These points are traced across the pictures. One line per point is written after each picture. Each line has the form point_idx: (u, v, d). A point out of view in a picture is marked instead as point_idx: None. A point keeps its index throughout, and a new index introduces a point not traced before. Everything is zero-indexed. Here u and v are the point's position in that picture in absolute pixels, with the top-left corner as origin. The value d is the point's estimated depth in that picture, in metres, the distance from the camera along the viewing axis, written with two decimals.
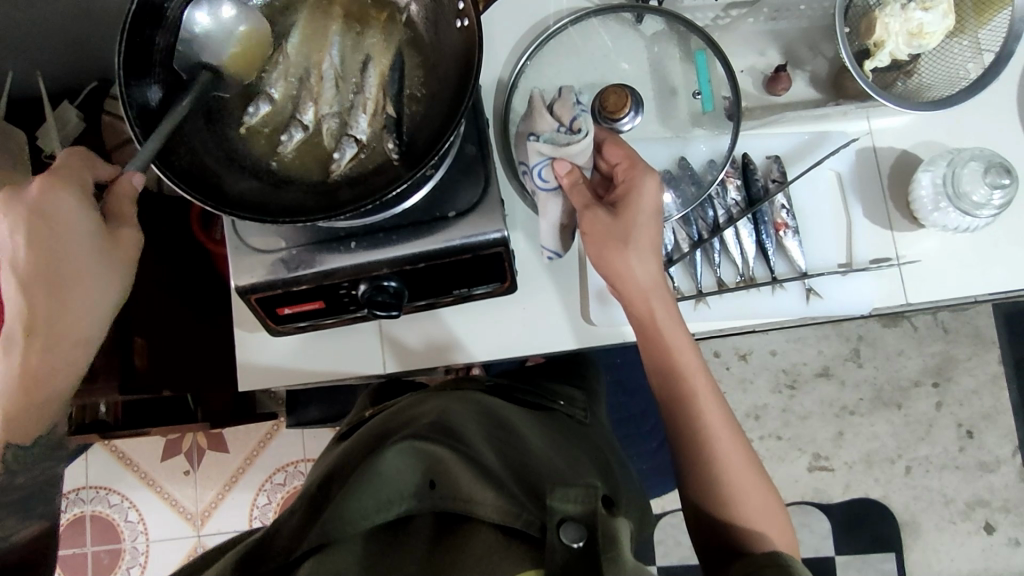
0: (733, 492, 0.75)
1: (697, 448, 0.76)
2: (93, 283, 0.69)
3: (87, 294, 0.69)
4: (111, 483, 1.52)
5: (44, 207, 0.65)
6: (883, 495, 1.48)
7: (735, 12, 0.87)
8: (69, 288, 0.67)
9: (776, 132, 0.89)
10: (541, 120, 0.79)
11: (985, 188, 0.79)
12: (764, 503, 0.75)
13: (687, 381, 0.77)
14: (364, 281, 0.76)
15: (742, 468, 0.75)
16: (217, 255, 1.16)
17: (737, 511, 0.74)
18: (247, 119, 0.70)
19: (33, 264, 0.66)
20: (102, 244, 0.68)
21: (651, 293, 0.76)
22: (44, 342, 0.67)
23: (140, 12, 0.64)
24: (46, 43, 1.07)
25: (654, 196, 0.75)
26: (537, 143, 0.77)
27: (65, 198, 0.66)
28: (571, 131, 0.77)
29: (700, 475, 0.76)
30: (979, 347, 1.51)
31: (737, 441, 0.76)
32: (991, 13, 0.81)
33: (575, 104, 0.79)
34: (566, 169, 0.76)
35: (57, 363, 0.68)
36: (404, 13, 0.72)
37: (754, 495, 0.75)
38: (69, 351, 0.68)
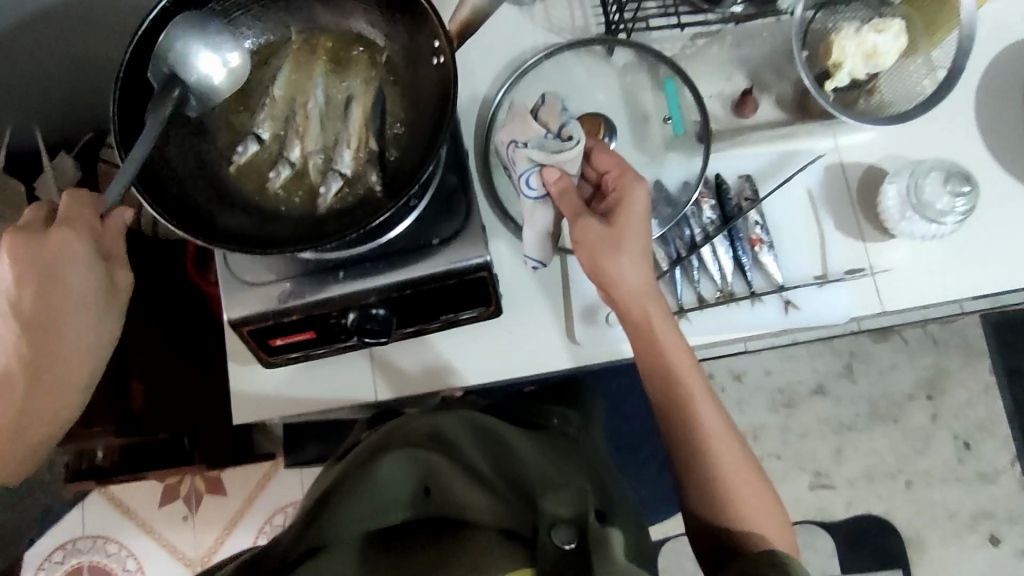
0: (731, 497, 0.75)
1: (691, 453, 0.77)
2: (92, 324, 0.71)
3: (76, 343, 0.70)
4: (110, 532, 1.51)
5: (53, 257, 0.66)
6: (886, 510, 1.48)
7: (701, 41, 0.94)
8: (58, 333, 0.69)
9: (744, 152, 0.92)
10: (529, 129, 0.80)
11: (947, 197, 0.82)
12: (761, 503, 0.76)
13: (682, 387, 0.77)
14: (353, 310, 0.78)
15: (738, 471, 0.76)
16: (212, 297, 1.19)
17: (737, 517, 0.75)
18: (237, 159, 0.73)
19: (37, 309, 0.68)
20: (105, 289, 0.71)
21: (644, 297, 0.76)
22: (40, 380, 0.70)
23: (134, 61, 0.67)
24: (46, 99, 1.12)
25: (645, 200, 0.76)
26: (527, 150, 0.78)
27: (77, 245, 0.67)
28: (560, 137, 0.79)
29: (697, 481, 0.76)
30: (970, 357, 1.53)
31: (732, 442, 0.77)
32: (943, 34, 0.86)
33: (561, 112, 0.81)
34: (555, 176, 0.78)
35: (53, 402, 0.72)
36: (383, 54, 0.75)
37: (750, 497, 0.76)
38: (53, 393, 0.71)
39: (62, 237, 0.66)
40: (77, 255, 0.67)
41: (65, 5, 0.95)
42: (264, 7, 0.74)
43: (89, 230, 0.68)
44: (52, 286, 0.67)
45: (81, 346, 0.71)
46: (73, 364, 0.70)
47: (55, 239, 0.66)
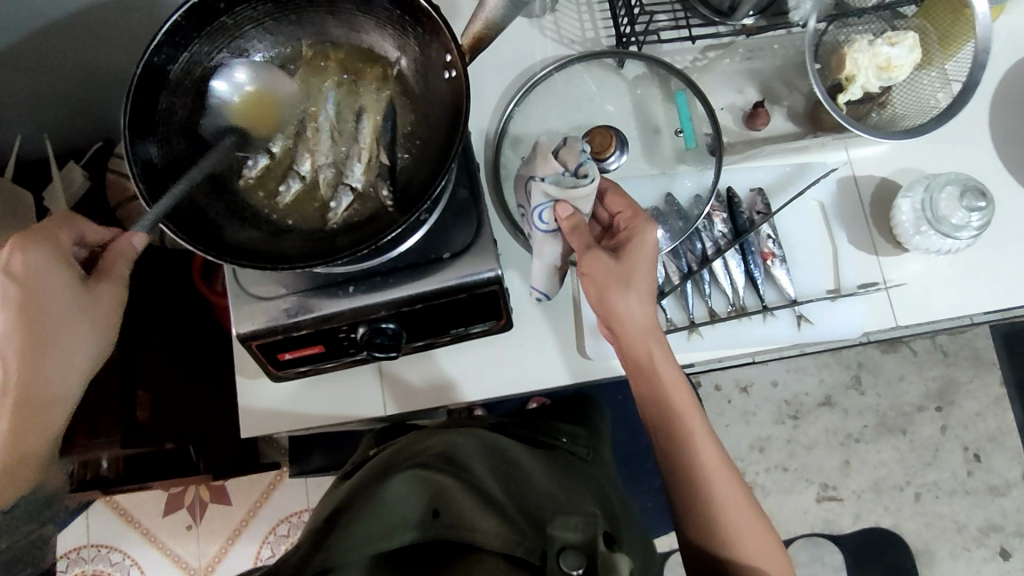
0: (732, 527, 0.74)
1: (694, 480, 0.76)
2: (72, 341, 0.70)
3: (66, 352, 0.70)
4: (112, 541, 1.50)
5: (22, 273, 0.67)
6: (895, 523, 1.46)
7: (712, 54, 0.93)
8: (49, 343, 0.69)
9: (756, 165, 0.91)
10: (547, 164, 0.76)
11: (963, 212, 0.81)
12: (764, 541, 0.75)
13: (684, 420, 0.77)
14: (362, 324, 0.77)
15: (741, 507, 0.75)
16: (218, 307, 1.18)
17: (739, 547, 0.74)
18: (247, 172, 0.73)
19: (12, 326, 0.68)
20: (80, 303, 0.69)
21: (647, 333, 0.77)
22: (19, 398, 0.69)
23: (145, 74, 0.66)
24: (56, 109, 1.12)
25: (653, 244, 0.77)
26: (541, 184, 0.75)
27: (40, 261, 0.67)
28: (576, 175, 0.75)
29: (700, 516, 0.75)
30: (979, 369, 1.51)
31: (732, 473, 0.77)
32: (957, 47, 0.85)
33: (582, 151, 0.77)
34: (568, 213, 0.75)
35: (40, 420, 0.71)
36: (395, 67, 0.74)
37: (753, 535, 0.75)
38: (46, 407, 0.71)
39: (26, 253, 0.67)
40: (44, 270, 0.68)
41: (74, 16, 0.95)
42: (277, 20, 0.72)
43: (53, 245, 0.69)
44: (23, 300, 0.67)
45: (60, 363, 0.71)
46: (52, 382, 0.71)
47: (20, 254, 0.67)
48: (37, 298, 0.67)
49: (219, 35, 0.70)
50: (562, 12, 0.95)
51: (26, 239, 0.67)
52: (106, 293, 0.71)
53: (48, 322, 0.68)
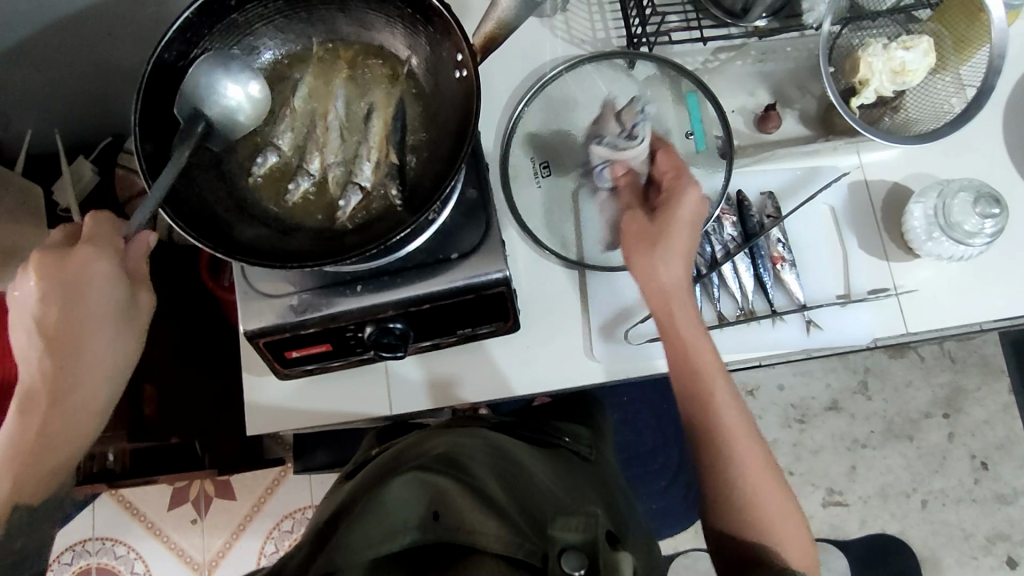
0: (758, 502, 0.73)
1: (720, 455, 0.75)
2: (114, 344, 0.69)
3: (106, 357, 0.69)
4: (118, 534, 1.51)
5: (81, 278, 0.65)
6: (900, 530, 1.45)
7: (723, 56, 0.92)
8: (89, 349, 0.68)
9: (768, 169, 0.91)
10: (608, 124, 0.88)
11: (976, 218, 0.80)
12: (784, 508, 0.74)
13: (709, 384, 0.75)
14: (369, 324, 0.77)
15: (762, 474, 0.74)
16: (226, 304, 1.19)
17: (767, 524, 0.73)
18: (256, 169, 0.73)
19: (61, 332, 0.66)
20: (126, 308, 0.69)
21: (674, 294, 0.76)
22: (63, 407, 0.67)
23: (156, 71, 0.66)
24: (67, 103, 1.13)
25: (695, 203, 0.75)
26: (597, 147, 0.86)
27: (103, 266, 0.66)
28: (629, 136, 0.85)
29: (720, 481, 0.75)
30: (988, 376, 1.50)
31: (759, 446, 0.75)
32: (971, 51, 0.85)
33: (638, 113, 0.87)
34: (622, 172, 0.85)
35: (73, 429, 0.68)
36: (405, 66, 0.74)
37: (773, 501, 0.74)
38: (79, 416, 0.69)
39: (90, 259, 0.65)
40: (103, 276, 0.66)
41: (86, 12, 0.95)
42: (287, 17, 0.72)
43: (112, 250, 0.67)
44: (78, 305, 0.66)
45: (104, 369, 0.69)
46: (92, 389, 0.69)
47: (83, 260, 0.65)
48: (90, 305, 0.66)
49: (230, 33, 0.70)
50: (573, 12, 0.95)
51: (88, 243, 0.66)
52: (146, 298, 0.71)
53: (98, 326, 0.68)
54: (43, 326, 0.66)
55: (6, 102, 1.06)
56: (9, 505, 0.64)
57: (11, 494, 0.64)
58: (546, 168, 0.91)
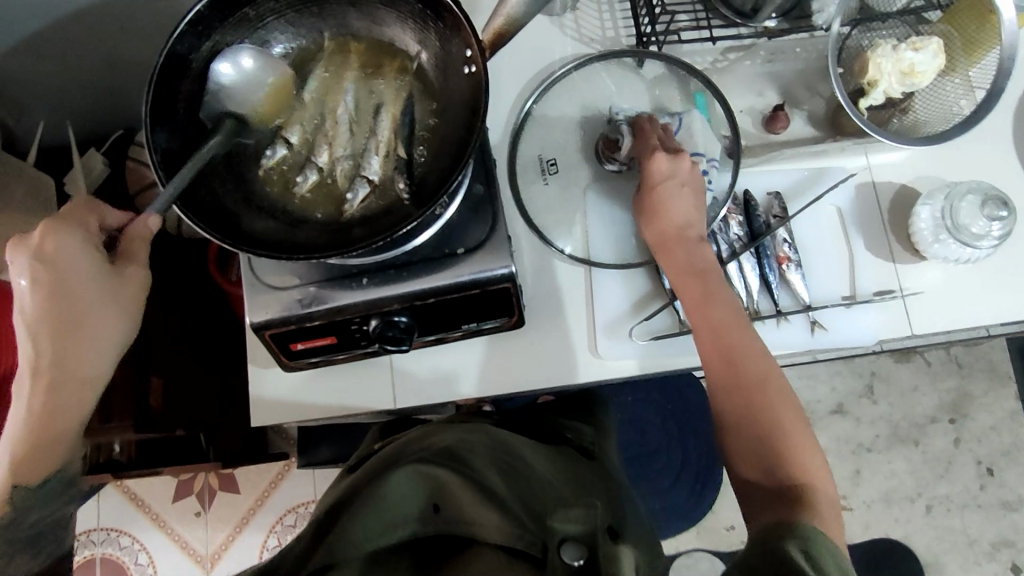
0: (782, 438, 0.69)
1: (738, 395, 0.72)
2: (99, 321, 0.70)
3: (93, 335, 0.70)
4: (122, 525, 1.52)
5: (51, 256, 0.67)
6: (905, 535, 1.44)
7: (732, 56, 0.92)
8: (78, 325, 0.69)
9: (775, 169, 0.91)
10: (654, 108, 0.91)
11: (983, 220, 0.80)
12: (807, 446, 0.69)
13: (723, 315, 0.75)
14: (375, 317, 0.78)
15: (782, 407, 0.71)
16: (233, 296, 1.19)
17: (794, 463, 0.68)
18: (265, 162, 0.73)
19: (43, 311, 0.67)
20: (105, 283, 0.69)
21: (684, 232, 0.80)
22: (51, 383, 0.69)
23: (168, 64, 0.67)
24: (80, 95, 1.14)
25: (663, 161, 0.80)
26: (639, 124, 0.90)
27: (71, 242, 0.67)
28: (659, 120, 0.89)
29: (738, 413, 0.71)
30: (995, 382, 1.49)
31: (779, 383, 0.72)
32: (981, 53, 0.84)
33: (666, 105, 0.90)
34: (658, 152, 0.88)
35: (69, 405, 0.70)
36: (415, 61, 0.75)
37: (795, 438, 0.69)
38: (75, 393, 0.70)
39: (54, 235, 0.67)
40: (74, 251, 0.68)
41: (100, 4, 0.96)
42: (298, 11, 0.73)
43: (81, 229, 0.69)
44: (52, 281, 0.67)
45: (92, 346, 0.70)
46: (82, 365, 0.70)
47: (50, 239, 0.67)
48: (65, 281, 0.67)
49: (242, 27, 0.71)
50: (582, 10, 0.95)
51: (55, 223, 0.67)
52: (131, 274, 0.71)
53: (78, 304, 0.68)
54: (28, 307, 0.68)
55: (20, 93, 1.07)
56: (8, 479, 0.67)
57: (11, 468, 0.67)
58: (552, 165, 0.91)
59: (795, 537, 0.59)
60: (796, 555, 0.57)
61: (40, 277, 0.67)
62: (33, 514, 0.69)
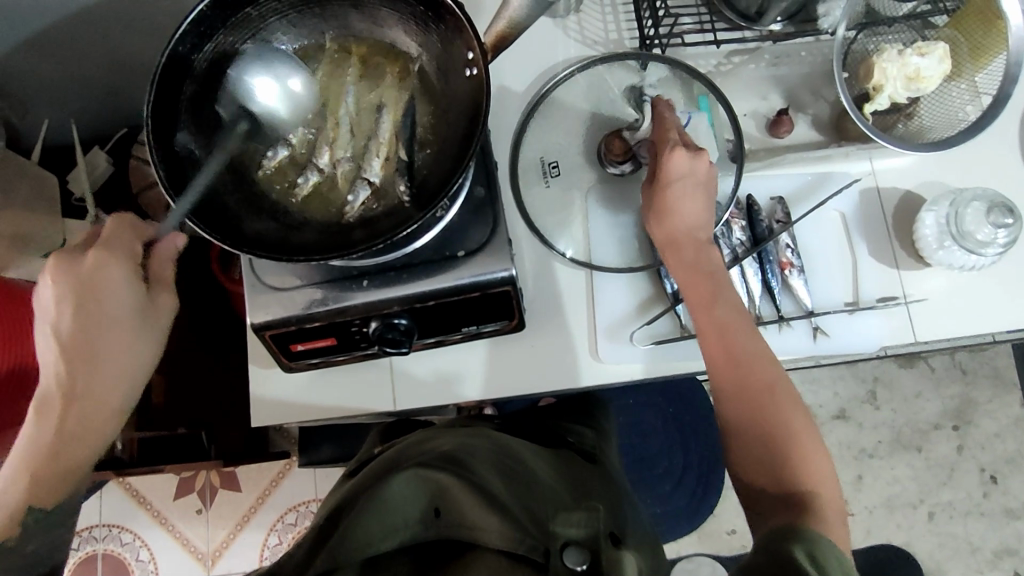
0: (786, 441, 0.68)
1: (744, 399, 0.70)
2: (134, 348, 0.69)
3: (125, 362, 0.69)
4: (124, 521, 1.52)
5: (98, 279, 0.66)
6: (907, 542, 1.44)
7: (736, 59, 0.92)
8: (111, 350, 0.67)
9: (778, 173, 0.90)
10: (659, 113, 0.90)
11: (989, 228, 0.80)
12: (812, 448, 0.68)
13: (725, 315, 0.74)
14: (375, 319, 0.77)
15: (788, 409, 0.69)
16: (234, 296, 1.19)
17: (801, 465, 0.67)
18: (267, 163, 0.73)
19: (80, 333, 0.66)
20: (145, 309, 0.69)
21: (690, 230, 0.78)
22: (80, 408, 0.66)
23: (170, 64, 0.67)
24: (84, 93, 1.14)
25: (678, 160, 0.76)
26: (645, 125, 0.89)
27: (120, 266, 0.67)
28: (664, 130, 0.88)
29: (743, 413, 0.70)
30: (1000, 389, 1.48)
31: (786, 385, 0.70)
32: (988, 59, 0.84)
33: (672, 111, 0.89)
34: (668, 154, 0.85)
35: (90, 433, 0.67)
36: (416, 63, 0.75)
37: (800, 439, 0.68)
38: (100, 419, 0.68)
39: (106, 258, 0.66)
40: (122, 276, 0.67)
41: (104, 2, 0.96)
42: (301, 12, 0.72)
43: (129, 253, 0.68)
44: (94, 304, 0.66)
45: (123, 372, 0.69)
46: (109, 391, 0.68)
47: (100, 261, 0.66)
48: (107, 305, 0.66)
49: (244, 27, 0.71)
50: (586, 13, 0.95)
51: (106, 246, 0.66)
52: (166, 302, 0.71)
53: (116, 329, 0.67)
54: (63, 328, 0.66)
55: (23, 92, 1.07)
56: (24, 502, 0.63)
57: (27, 491, 0.64)
58: (554, 168, 0.91)
59: (800, 540, 0.59)
60: (801, 558, 0.57)
61: (83, 299, 0.65)
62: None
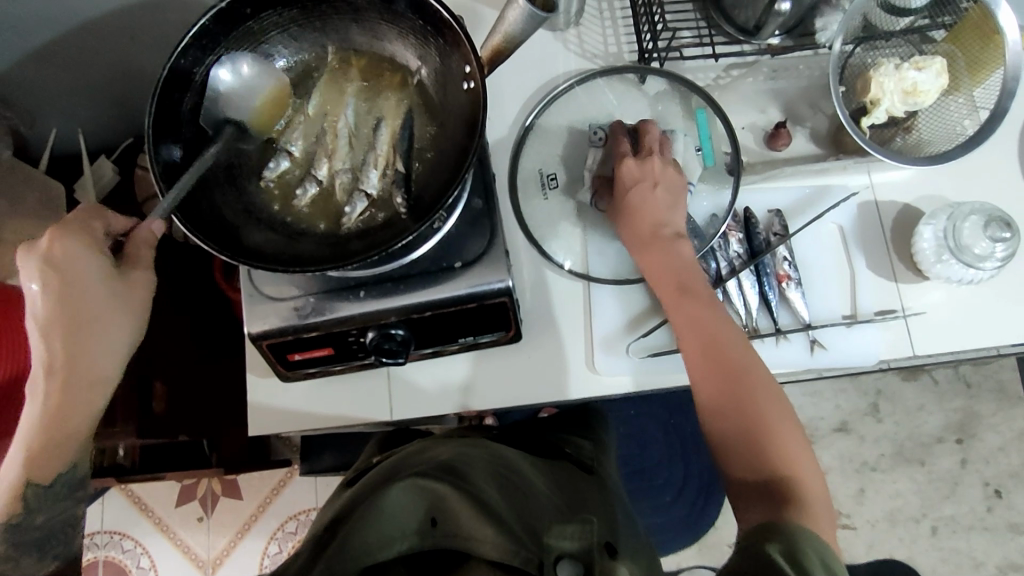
0: (781, 450, 0.67)
1: (733, 414, 0.69)
2: (111, 323, 0.69)
3: (106, 335, 0.70)
4: (125, 528, 1.52)
5: (63, 261, 0.66)
6: (910, 556, 1.43)
7: (735, 72, 0.92)
8: (90, 326, 0.68)
9: (777, 187, 0.90)
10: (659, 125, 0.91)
11: (986, 241, 0.80)
12: (804, 458, 0.67)
13: (708, 323, 0.74)
14: (372, 329, 0.78)
15: (777, 417, 0.68)
16: (236, 304, 1.20)
17: (797, 473, 0.66)
18: (266, 174, 0.74)
19: (55, 314, 0.67)
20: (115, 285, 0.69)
21: (661, 237, 0.79)
22: (65, 384, 0.68)
23: (171, 77, 0.68)
24: (90, 104, 1.16)
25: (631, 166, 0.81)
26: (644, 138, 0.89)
27: (81, 247, 0.66)
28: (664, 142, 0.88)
29: (734, 421, 0.69)
30: (1003, 402, 1.47)
31: (773, 392, 0.70)
32: (985, 73, 0.84)
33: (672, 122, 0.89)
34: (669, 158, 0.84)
35: (80, 407, 0.70)
36: (415, 76, 0.76)
37: (794, 449, 0.67)
38: (89, 392, 0.70)
39: (62, 239, 0.66)
40: (82, 256, 0.66)
41: (110, 15, 0.98)
42: (302, 26, 0.74)
43: (89, 233, 0.67)
44: (61, 285, 0.66)
45: (104, 346, 0.70)
46: (95, 365, 0.70)
47: (58, 243, 0.66)
48: (76, 285, 0.66)
49: (245, 40, 0.72)
50: (585, 26, 0.96)
51: (61, 228, 0.66)
52: (139, 276, 0.70)
53: (90, 308, 0.68)
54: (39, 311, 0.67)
55: (31, 102, 1.09)
56: (22, 479, 0.67)
57: (24, 467, 0.67)
58: (553, 180, 0.91)
59: (778, 538, 0.58)
60: (779, 560, 0.55)
61: (50, 281, 0.65)
62: (43, 527, 0.70)
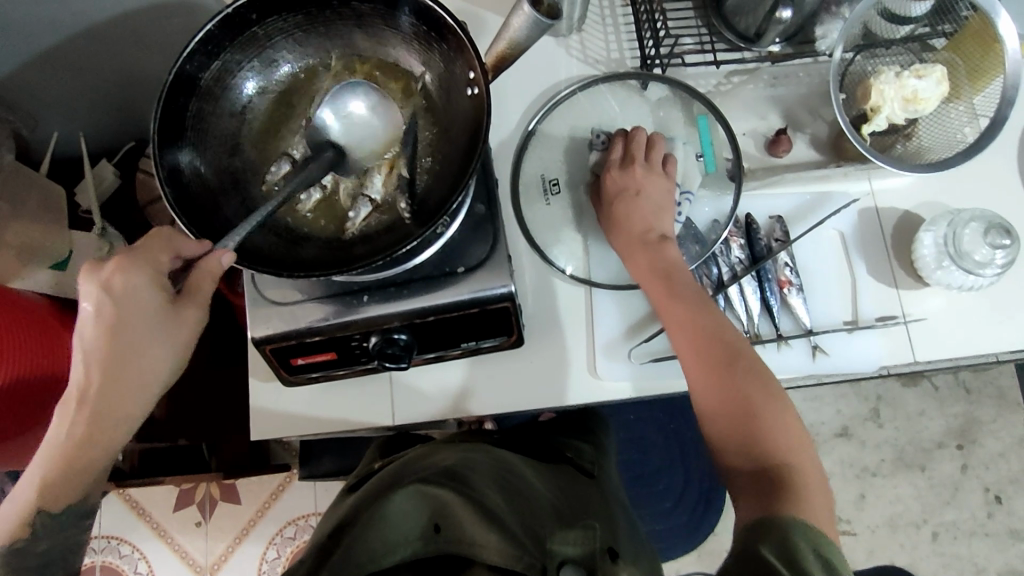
0: (781, 451, 0.66)
1: (728, 418, 0.69)
2: (147, 360, 0.67)
3: (142, 372, 0.67)
4: (123, 533, 1.52)
5: (115, 292, 0.64)
6: (910, 562, 1.43)
7: (736, 79, 0.93)
8: (126, 361, 0.66)
9: (778, 193, 0.91)
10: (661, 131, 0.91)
11: (986, 248, 0.80)
12: (803, 457, 0.67)
13: (698, 325, 0.74)
14: (375, 333, 0.78)
15: (775, 416, 0.68)
16: (237, 308, 1.20)
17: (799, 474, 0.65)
18: (270, 179, 0.75)
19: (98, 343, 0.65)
20: (165, 321, 0.66)
21: (645, 241, 0.80)
22: (92, 415, 0.67)
23: (176, 82, 0.68)
24: (93, 108, 1.16)
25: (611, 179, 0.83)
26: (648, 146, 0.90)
27: (136, 280, 0.65)
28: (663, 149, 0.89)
29: (733, 425, 0.69)
30: (1003, 408, 1.48)
31: (770, 392, 0.69)
32: (985, 81, 0.85)
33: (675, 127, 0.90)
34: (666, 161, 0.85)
35: (104, 439, 0.68)
36: (419, 81, 0.76)
37: (794, 451, 0.67)
38: (115, 427, 0.68)
39: (120, 271, 0.64)
40: (138, 288, 0.65)
41: (114, 20, 0.98)
42: (306, 32, 0.73)
43: (153, 265, 0.66)
44: (110, 316, 0.64)
45: (139, 382, 0.68)
46: (125, 400, 0.67)
47: (118, 272, 0.65)
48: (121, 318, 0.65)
49: (249, 45, 0.71)
50: (588, 32, 0.96)
51: (126, 258, 0.65)
52: (191, 313, 0.67)
53: (131, 342, 0.66)
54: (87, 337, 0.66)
55: (35, 107, 1.09)
56: (34, 505, 0.66)
57: (38, 492, 0.67)
58: (555, 185, 0.91)
59: (771, 539, 0.58)
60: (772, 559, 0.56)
61: (102, 310, 0.64)
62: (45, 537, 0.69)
